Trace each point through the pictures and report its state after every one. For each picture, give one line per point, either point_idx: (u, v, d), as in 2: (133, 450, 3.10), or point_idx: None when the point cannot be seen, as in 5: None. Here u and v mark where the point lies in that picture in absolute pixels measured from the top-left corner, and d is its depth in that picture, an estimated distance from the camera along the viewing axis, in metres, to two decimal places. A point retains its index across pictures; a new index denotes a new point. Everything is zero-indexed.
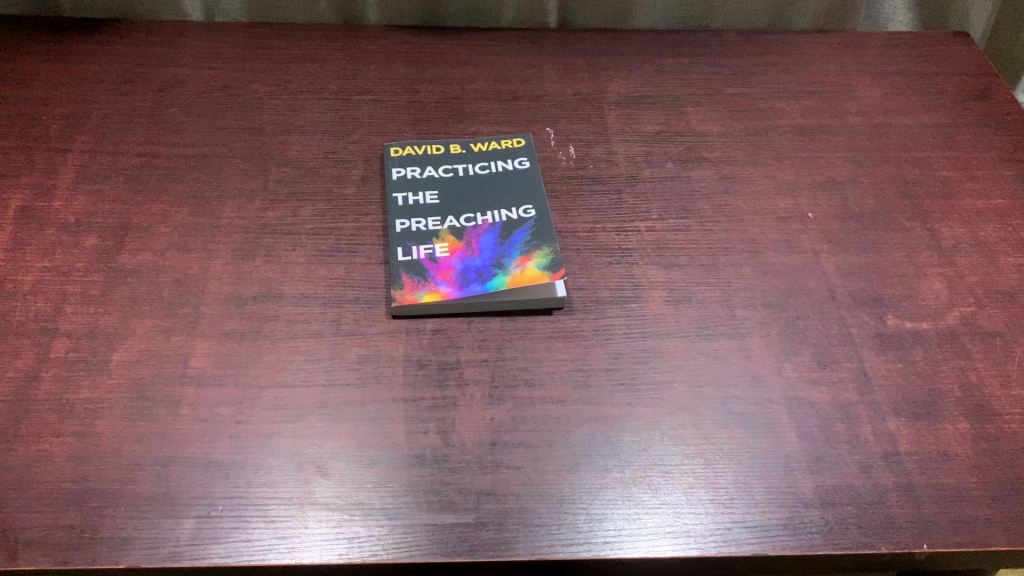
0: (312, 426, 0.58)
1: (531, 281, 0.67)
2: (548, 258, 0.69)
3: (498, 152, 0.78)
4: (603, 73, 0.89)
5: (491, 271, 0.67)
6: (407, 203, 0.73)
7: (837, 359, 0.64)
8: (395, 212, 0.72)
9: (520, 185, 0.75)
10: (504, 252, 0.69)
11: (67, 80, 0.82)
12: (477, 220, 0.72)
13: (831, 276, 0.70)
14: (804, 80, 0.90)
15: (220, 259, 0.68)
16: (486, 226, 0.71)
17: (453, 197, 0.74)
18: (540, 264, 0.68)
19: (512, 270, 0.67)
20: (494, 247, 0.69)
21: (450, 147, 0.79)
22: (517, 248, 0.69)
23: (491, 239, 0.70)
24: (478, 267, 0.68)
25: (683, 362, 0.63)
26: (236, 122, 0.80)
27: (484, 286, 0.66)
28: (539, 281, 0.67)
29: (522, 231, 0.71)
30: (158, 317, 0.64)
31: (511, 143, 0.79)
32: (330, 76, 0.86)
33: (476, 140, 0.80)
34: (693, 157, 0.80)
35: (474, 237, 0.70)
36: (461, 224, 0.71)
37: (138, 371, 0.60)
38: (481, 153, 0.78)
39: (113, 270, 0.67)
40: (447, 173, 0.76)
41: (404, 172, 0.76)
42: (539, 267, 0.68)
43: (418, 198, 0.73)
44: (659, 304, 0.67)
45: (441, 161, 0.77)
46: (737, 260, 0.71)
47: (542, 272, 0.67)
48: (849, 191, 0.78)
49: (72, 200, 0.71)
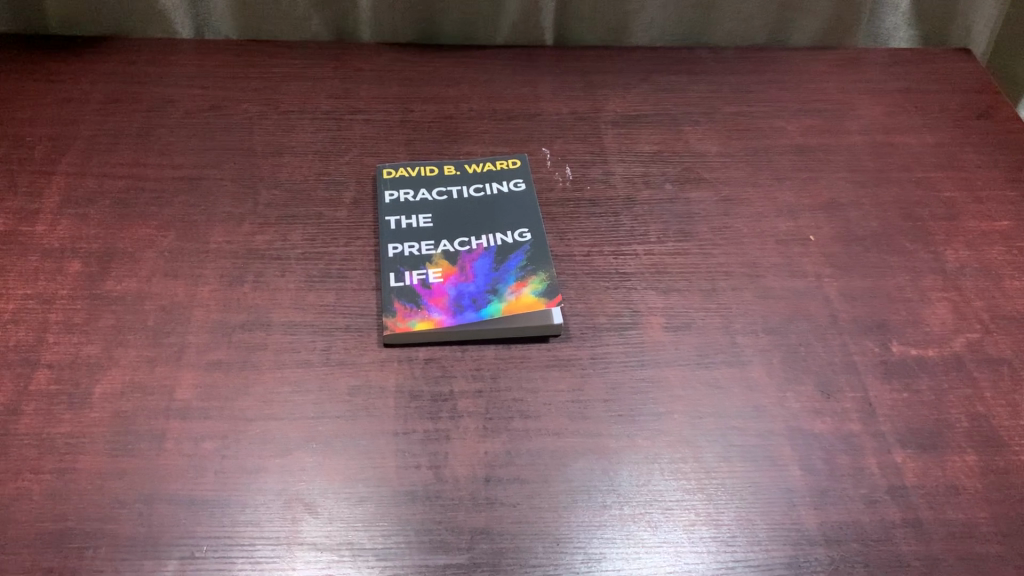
0: (301, 460, 0.56)
1: (527, 308, 0.65)
2: (544, 283, 0.67)
3: (494, 174, 0.76)
4: (600, 91, 0.87)
5: (486, 297, 0.66)
6: (400, 227, 0.71)
7: (841, 389, 0.63)
8: (387, 237, 0.70)
9: (515, 208, 0.73)
10: (499, 278, 0.67)
11: (52, 100, 0.81)
12: (471, 244, 0.70)
13: (834, 301, 0.69)
14: (804, 98, 0.88)
15: (207, 286, 0.66)
16: (480, 250, 0.69)
17: (447, 220, 0.72)
18: (536, 290, 0.66)
19: (507, 296, 0.66)
20: (489, 272, 0.68)
21: (445, 169, 0.77)
22: (512, 273, 0.68)
23: (486, 263, 0.68)
24: (472, 293, 0.66)
25: (682, 392, 0.62)
26: (226, 143, 0.78)
27: (478, 313, 0.65)
28: (535, 307, 0.65)
29: (518, 256, 0.69)
30: (143, 346, 0.62)
31: (507, 164, 0.78)
32: (321, 95, 0.84)
33: (470, 162, 0.78)
34: (693, 177, 0.79)
35: (468, 262, 0.68)
36: (454, 248, 0.69)
37: (121, 404, 0.58)
38: (476, 175, 0.76)
39: (98, 297, 0.65)
40: (441, 196, 0.74)
41: (397, 195, 0.74)
42: (535, 294, 0.66)
43: (411, 222, 0.72)
44: (658, 331, 0.66)
45: (435, 183, 0.75)
46: (738, 285, 0.70)
47: (537, 299, 0.66)
48: (850, 213, 0.76)
49: (56, 225, 0.70)
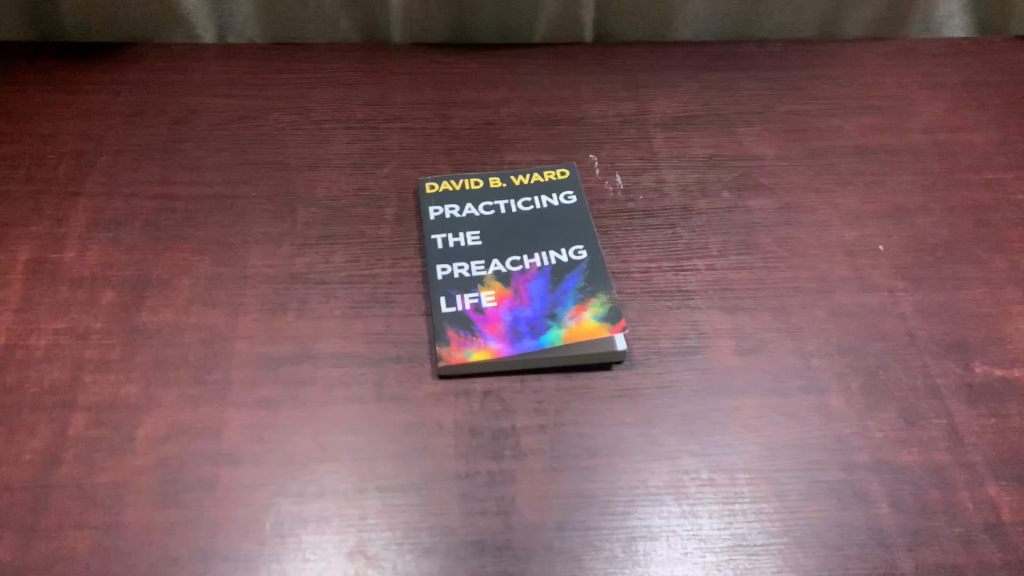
0: (361, 509, 0.53)
1: (589, 334, 0.61)
2: (605, 307, 0.63)
3: (542, 186, 0.72)
4: (646, 91, 0.83)
5: (544, 322, 0.62)
6: (447, 246, 0.67)
7: (925, 415, 0.59)
8: (435, 258, 0.66)
9: (568, 223, 0.69)
10: (556, 301, 0.63)
11: (73, 114, 0.77)
12: (524, 264, 0.66)
13: (910, 318, 0.65)
14: (862, 94, 0.84)
15: (248, 315, 0.63)
16: (534, 271, 0.65)
17: (497, 237, 0.68)
18: (597, 315, 0.62)
19: (566, 321, 0.62)
20: (545, 295, 0.64)
21: (490, 181, 0.73)
22: (571, 296, 0.64)
23: (541, 285, 0.64)
24: (529, 319, 0.62)
25: (759, 423, 0.58)
26: (258, 156, 0.74)
27: (537, 340, 0.61)
28: (597, 333, 0.61)
29: (574, 276, 0.65)
30: (184, 384, 0.58)
31: (555, 175, 0.74)
32: (354, 102, 0.80)
33: (516, 172, 0.74)
34: (750, 183, 0.75)
35: (522, 284, 0.64)
36: (506, 268, 0.66)
37: (166, 450, 0.55)
38: (523, 187, 0.72)
39: (134, 331, 0.61)
40: (488, 211, 0.70)
41: (441, 211, 0.70)
42: (596, 318, 0.62)
43: (459, 241, 0.68)
44: (727, 355, 0.62)
45: (481, 197, 0.71)
46: (807, 302, 0.66)
47: (600, 324, 0.62)
48: (919, 219, 0.72)
49: (85, 251, 0.66)
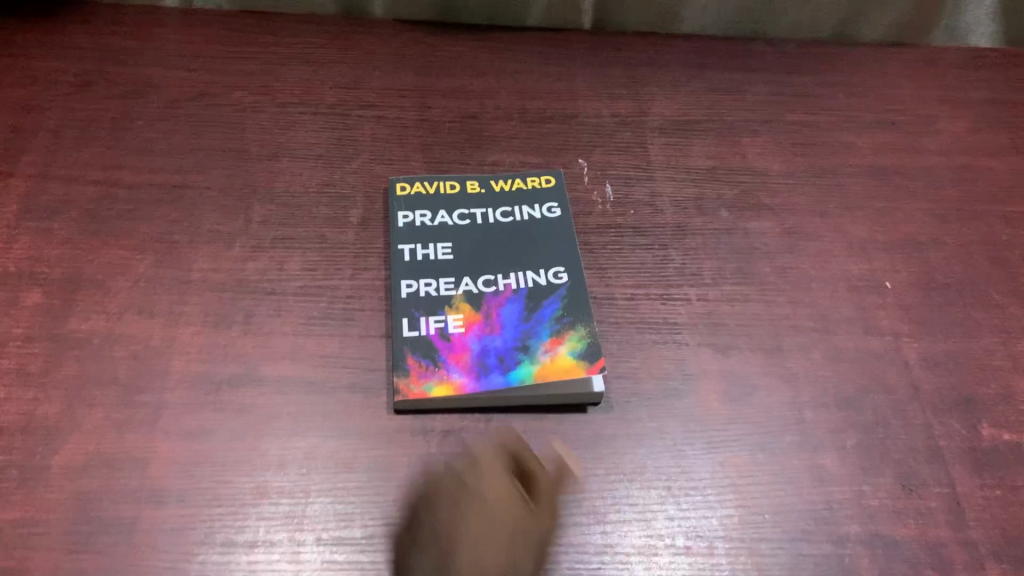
0: (295, 564, 0.48)
1: (565, 372, 0.56)
2: (584, 342, 0.58)
3: (523, 194, 0.66)
4: (645, 89, 0.76)
5: (515, 356, 0.56)
6: (415, 258, 0.61)
7: (925, 482, 0.54)
8: (400, 271, 0.60)
9: (550, 240, 0.63)
10: (531, 331, 0.58)
11: (13, 80, 0.69)
12: (498, 284, 0.60)
13: (915, 368, 0.60)
14: (878, 106, 0.77)
15: (189, 327, 0.57)
16: (508, 293, 0.59)
17: (470, 252, 0.62)
18: (574, 351, 0.57)
19: (540, 357, 0.56)
20: (518, 323, 0.58)
21: (468, 185, 0.66)
22: (546, 326, 0.58)
23: (515, 311, 0.58)
24: (499, 350, 0.56)
25: (744, 484, 0.53)
26: (215, 141, 0.67)
27: (506, 377, 0.55)
28: (572, 373, 0.56)
29: (552, 302, 0.59)
30: (111, 406, 0.53)
31: (540, 182, 0.67)
32: (326, 84, 0.73)
33: (497, 176, 0.67)
34: (752, 202, 0.69)
35: (494, 308, 0.58)
36: (478, 289, 0.59)
37: (84, 482, 0.49)
38: (503, 194, 0.66)
39: (59, 339, 0.55)
40: (462, 220, 0.64)
41: (411, 217, 0.63)
42: (573, 355, 0.57)
43: (427, 253, 0.61)
44: (714, 402, 0.57)
45: (457, 203, 0.65)
46: (805, 343, 0.60)
47: (577, 362, 0.56)
48: (931, 254, 0.66)
49: (13, 242, 0.60)
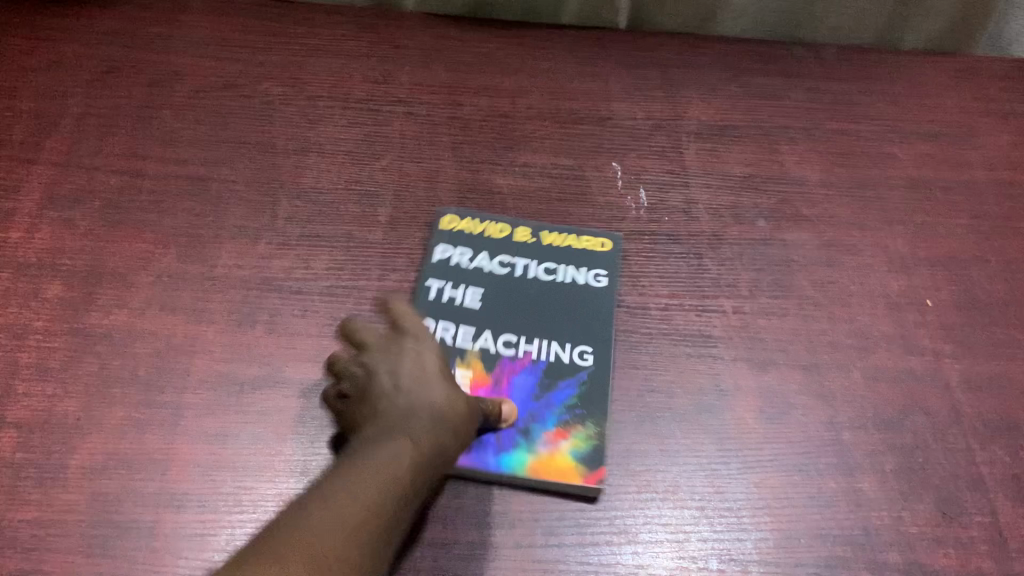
0: None
1: (558, 473, 0.51)
2: (590, 443, 0.52)
3: (572, 254, 0.61)
4: (681, 92, 0.74)
5: (513, 439, 0.52)
6: (441, 298, 0.58)
7: (966, 510, 0.52)
8: (423, 307, 0.57)
9: (585, 310, 0.58)
10: (537, 415, 0.53)
11: (38, 65, 0.68)
12: (517, 348, 0.56)
13: (956, 390, 0.58)
14: (920, 116, 0.75)
15: (212, 325, 0.55)
16: (525, 362, 0.55)
17: (499, 305, 0.58)
18: (577, 451, 0.52)
19: (539, 448, 0.52)
20: (528, 399, 0.54)
21: (518, 232, 0.62)
22: (555, 413, 0.53)
23: (527, 385, 0.54)
24: (499, 429, 0.52)
25: (782, 505, 0.52)
26: (241, 133, 0.66)
27: (497, 459, 0.51)
28: (566, 476, 0.51)
29: (569, 386, 0.55)
30: (131, 404, 0.51)
31: (595, 245, 0.62)
32: (355, 78, 0.71)
33: (550, 228, 0.63)
34: (790, 213, 0.67)
35: (507, 374, 0.55)
36: (496, 349, 0.56)
37: (102, 483, 0.48)
38: (551, 250, 0.61)
39: (80, 334, 0.54)
40: (503, 268, 0.60)
41: (450, 254, 0.60)
42: (574, 456, 0.52)
43: (455, 295, 0.58)
44: (750, 419, 0.55)
45: (500, 249, 0.61)
46: (843, 361, 0.59)
47: (574, 466, 0.51)
48: (974, 272, 0.64)
49: (34, 232, 0.59)
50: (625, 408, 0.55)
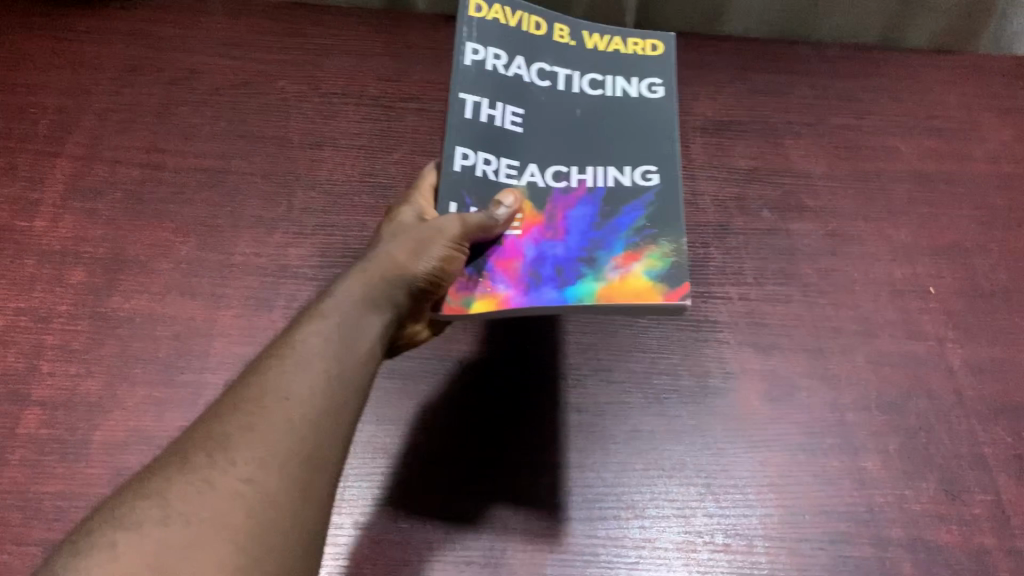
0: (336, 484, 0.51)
1: (635, 292, 0.47)
2: (666, 260, 0.48)
3: (618, 60, 0.58)
4: (687, 89, 0.76)
5: (577, 268, 0.49)
6: (478, 118, 0.53)
7: (969, 489, 0.53)
8: (457, 130, 0.52)
9: (643, 126, 0.55)
10: (602, 242, 0.50)
11: (62, 63, 0.70)
12: (569, 180, 0.53)
13: (958, 373, 0.59)
14: (922, 112, 0.75)
15: (230, 310, 0.57)
16: (580, 194, 0.52)
17: (541, 126, 0.54)
18: (652, 270, 0.48)
19: (608, 274, 0.48)
20: (589, 229, 0.51)
21: (556, 30, 0.57)
22: (622, 237, 0.50)
23: (586, 215, 0.51)
24: (559, 260, 0.49)
25: (788, 483, 0.53)
26: (258, 128, 0.68)
27: (563, 291, 0.47)
28: (645, 293, 0.47)
29: (635, 209, 0.51)
30: (152, 384, 0.53)
31: (643, 48, 0.58)
32: (368, 76, 0.73)
33: (593, 29, 0.58)
34: (794, 204, 0.68)
35: (561, 210, 0.51)
36: (545, 183, 0.53)
37: (124, 459, 0.50)
38: (594, 54, 0.57)
39: (102, 318, 0.56)
40: (542, 79, 0.56)
41: (483, 56, 0.54)
42: (650, 275, 0.48)
43: (494, 115, 0.53)
44: (756, 400, 0.56)
45: (538, 53, 0.56)
46: (848, 346, 0.60)
47: (653, 284, 0.47)
48: (976, 260, 0.65)
49: (59, 222, 0.61)
50: (635, 390, 0.56)
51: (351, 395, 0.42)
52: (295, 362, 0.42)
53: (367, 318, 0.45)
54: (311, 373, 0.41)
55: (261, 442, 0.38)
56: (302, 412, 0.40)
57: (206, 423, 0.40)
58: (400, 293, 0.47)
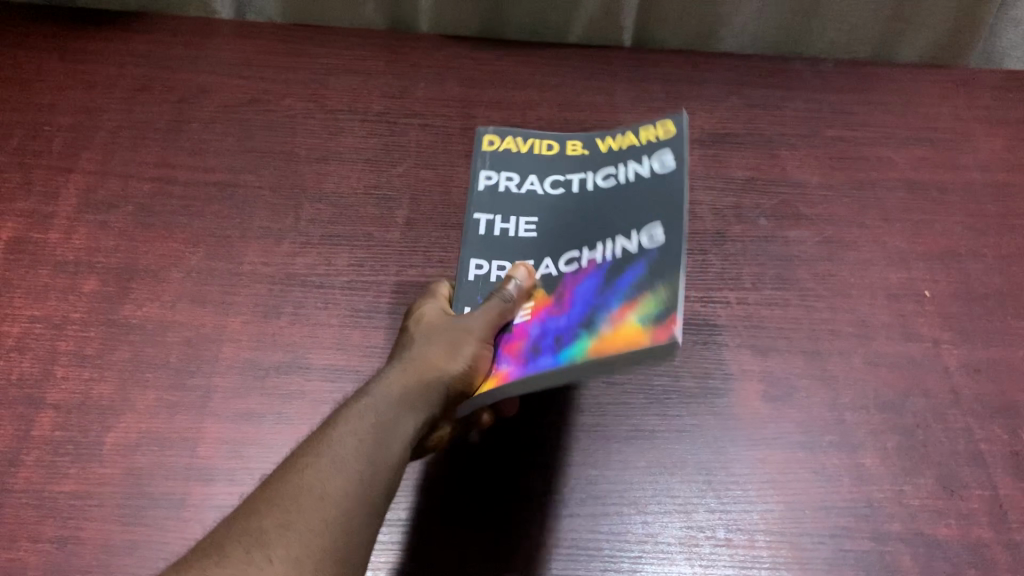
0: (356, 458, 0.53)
1: (625, 341, 0.46)
2: (658, 304, 0.47)
3: (630, 151, 0.58)
4: (684, 103, 0.77)
5: (573, 334, 0.48)
6: (490, 232, 0.58)
7: (966, 485, 0.54)
8: (471, 247, 0.57)
9: (649, 198, 0.53)
10: (599, 304, 0.49)
11: (75, 83, 0.72)
12: (580, 261, 0.54)
13: (955, 374, 0.60)
14: (915, 123, 0.77)
15: (240, 316, 0.58)
16: (588, 270, 0.53)
17: (556, 232, 0.57)
18: (643, 316, 0.47)
19: (602, 329, 0.47)
20: (590, 297, 0.51)
21: (570, 145, 0.61)
22: (619, 294, 0.49)
23: (591, 287, 0.51)
24: (559, 330, 0.49)
25: (786, 480, 0.54)
26: (266, 144, 0.69)
27: (556, 356, 0.47)
28: (635, 339, 0.45)
29: (633, 269, 0.50)
30: (162, 388, 0.54)
31: (659, 131, 0.57)
32: (373, 93, 0.75)
33: (607, 134, 0.60)
34: (790, 212, 0.69)
35: (569, 288, 0.52)
36: (558, 271, 0.54)
37: (136, 460, 0.51)
38: (610, 151, 0.59)
39: (114, 325, 0.57)
40: (556, 188, 0.59)
41: (496, 180, 0.60)
42: (641, 320, 0.46)
43: (506, 228, 0.58)
44: (755, 401, 0.57)
45: (552, 169, 0.60)
46: (845, 348, 0.61)
47: (642, 327, 0.46)
48: (970, 266, 0.67)
49: (72, 233, 0.62)
50: (636, 390, 0.57)
51: (382, 499, 0.42)
52: (329, 461, 0.42)
53: (403, 418, 0.45)
54: (346, 474, 0.42)
55: (292, 541, 0.39)
56: (336, 514, 0.40)
57: (239, 516, 0.40)
58: (436, 395, 0.46)
